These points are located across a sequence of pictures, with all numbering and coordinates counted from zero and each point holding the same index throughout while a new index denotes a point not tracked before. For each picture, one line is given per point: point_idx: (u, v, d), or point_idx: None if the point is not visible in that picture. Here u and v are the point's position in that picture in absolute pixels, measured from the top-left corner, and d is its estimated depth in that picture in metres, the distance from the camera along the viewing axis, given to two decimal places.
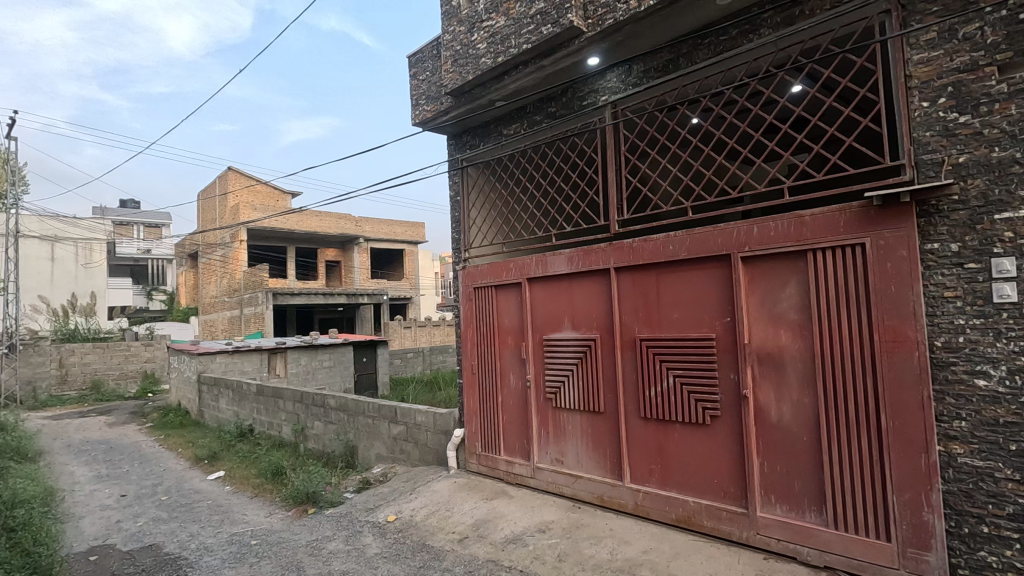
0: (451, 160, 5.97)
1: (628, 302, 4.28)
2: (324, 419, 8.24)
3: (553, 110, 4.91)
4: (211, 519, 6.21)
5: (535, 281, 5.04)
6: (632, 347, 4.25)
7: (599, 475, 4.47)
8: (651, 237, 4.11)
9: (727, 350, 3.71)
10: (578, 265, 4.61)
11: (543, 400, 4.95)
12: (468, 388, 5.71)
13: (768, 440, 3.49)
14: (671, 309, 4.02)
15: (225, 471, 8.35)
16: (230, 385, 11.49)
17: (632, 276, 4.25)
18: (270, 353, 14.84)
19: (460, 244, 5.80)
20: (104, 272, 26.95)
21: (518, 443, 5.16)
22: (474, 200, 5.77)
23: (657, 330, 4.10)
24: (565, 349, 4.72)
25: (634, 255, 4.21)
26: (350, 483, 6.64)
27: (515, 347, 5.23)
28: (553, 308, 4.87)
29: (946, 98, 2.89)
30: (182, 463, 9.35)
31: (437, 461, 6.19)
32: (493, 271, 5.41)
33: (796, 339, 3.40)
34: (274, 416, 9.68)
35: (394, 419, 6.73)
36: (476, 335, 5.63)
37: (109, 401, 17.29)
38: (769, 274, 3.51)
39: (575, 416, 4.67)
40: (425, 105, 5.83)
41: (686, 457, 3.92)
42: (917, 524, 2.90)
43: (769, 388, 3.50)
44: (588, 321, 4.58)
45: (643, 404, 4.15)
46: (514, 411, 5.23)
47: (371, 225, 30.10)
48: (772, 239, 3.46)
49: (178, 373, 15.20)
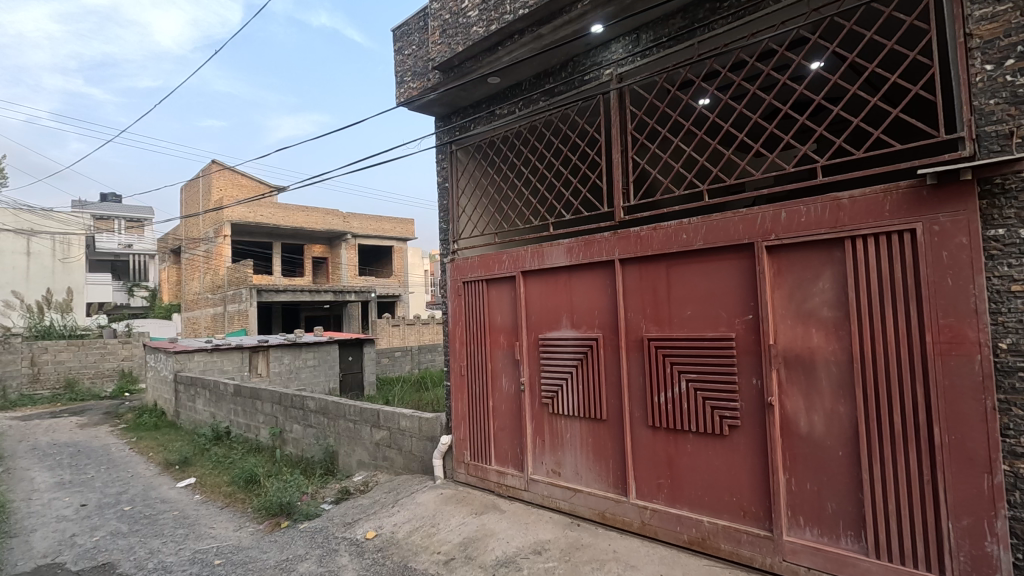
0: (439, 143, 5.51)
1: (635, 298, 3.84)
2: (303, 422, 7.75)
3: (551, 86, 4.47)
4: (175, 533, 5.69)
5: (530, 275, 4.59)
6: (639, 348, 3.81)
7: (600, 489, 4.03)
8: (661, 225, 3.68)
9: (748, 351, 3.28)
10: (578, 257, 4.16)
11: (538, 405, 4.51)
12: (456, 392, 5.25)
13: (797, 454, 3.07)
14: (684, 306, 3.59)
15: (196, 477, 7.82)
16: (207, 385, 10.94)
17: (639, 269, 3.82)
18: (251, 351, 14.28)
19: (448, 235, 5.33)
20: (82, 267, 26.14)
21: (511, 452, 4.72)
22: (463, 187, 5.30)
23: (667, 329, 3.66)
24: (563, 350, 4.27)
25: (642, 245, 3.77)
26: (329, 493, 6.16)
27: (508, 346, 4.78)
28: (550, 305, 4.42)
29: (1015, 60, 2.48)
30: (151, 468, 8.80)
31: (422, 469, 5.72)
32: (484, 264, 4.96)
33: (830, 340, 2.98)
34: (251, 418, 9.16)
35: (377, 424, 6.27)
36: (465, 334, 5.18)
37: (83, 401, 16.61)
38: (798, 266, 3.09)
39: (574, 424, 4.23)
40: (410, 82, 5.36)
41: (699, 471, 3.49)
42: (978, 557, 2.48)
43: (798, 395, 3.08)
44: (588, 319, 4.15)
45: (651, 411, 3.71)
46: (505, 416, 4.79)
47: (360, 221, 29.53)
48: (803, 225, 3.04)
49: (155, 372, 14.58)
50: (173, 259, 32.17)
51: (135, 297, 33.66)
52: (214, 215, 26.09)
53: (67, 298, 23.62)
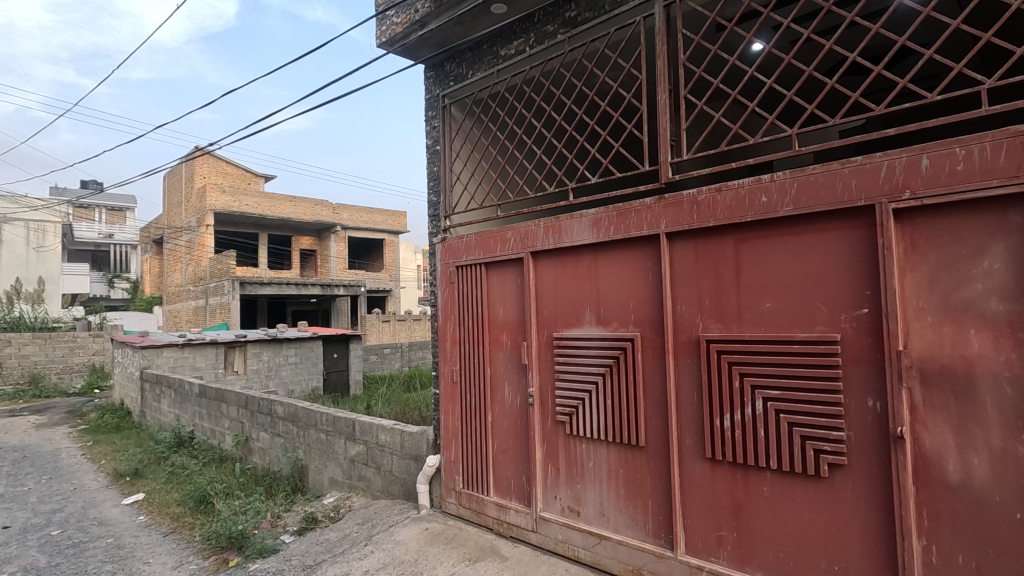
0: (430, 98, 4.51)
1: (688, 285, 2.86)
2: (270, 431, 6.73)
3: (572, 14, 3.48)
4: (99, 571, 4.66)
5: (542, 256, 3.60)
6: (692, 352, 2.84)
7: (635, 538, 3.05)
8: (728, 185, 2.70)
9: (863, 360, 2.31)
10: (607, 232, 3.18)
11: (550, 423, 3.52)
12: (446, 403, 4.25)
13: (942, 512, 2.10)
14: (760, 296, 2.62)
15: (145, 494, 6.77)
16: (172, 384, 9.86)
17: (695, 246, 2.84)
18: (227, 346, 13.16)
19: (439, 209, 4.35)
20: (58, 257, 24.94)
21: (514, 481, 3.74)
22: (458, 149, 4.30)
23: (735, 328, 2.69)
24: (587, 353, 3.30)
25: (700, 213, 2.79)
26: (292, 519, 5.15)
27: (512, 347, 3.79)
28: (568, 294, 3.43)
29: None
30: (99, 479, 7.73)
31: (403, 494, 4.70)
32: (482, 244, 3.96)
33: (1003, 347, 2.00)
34: (216, 422, 8.13)
35: (352, 436, 5.28)
36: (458, 331, 4.18)
37: (47, 398, 15.45)
38: (949, 237, 2.12)
39: (600, 450, 3.25)
40: (394, 16, 4.36)
41: (781, 525, 2.53)
42: None
43: (946, 426, 2.11)
44: (620, 313, 3.17)
45: (710, 439, 2.74)
46: (508, 437, 3.80)
47: (350, 212, 28.33)
48: (960, 176, 2.07)
49: (122, 368, 13.47)
50: (154, 250, 30.78)
51: (115, 289, 32.34)
52: (197, 204, 24.88)
53: (41, 288, 22.40)
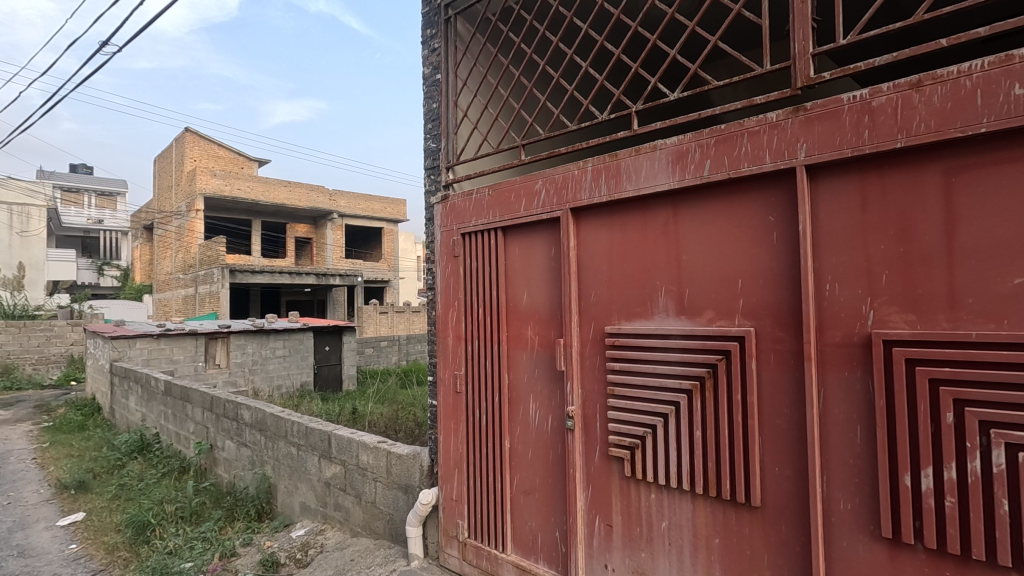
0: (428, 10, 3.37)
1: (847, 250, 1.75)
2: (236, 439, 5.62)
3: None
4: None
5: (588, 215, 2.48)
6: (855, 361, 1.72)
7: None
8: (934, 74, 1.57)
9: None
10: (699, 171, 2.05)
11: (599, 456, 2.40)
12: (446, 420, 3.14)
13: None
14: (997, 267, 1.50)
15: (86, 513, 5.67)
16: (139, 380, 8.74)
17: (862, 185, 1.72)
18: (208, 338, 11.98)
19: (440, 156, 3.23)
20: (43, 242, 23.90)
21: (543, 536, 2.64)
22: (464, 74, 3.17)
23: (941, 325, 1.58)
24: (659, 358, 2.18)
25: (879, 127, 1.66)
26: (248, 560, 4.04)
27: (541, 346, 2.68)
28: (631, 269, 2.31)
29: None
30: (41, 491, 6.63)
31: (389, 534, 3.60)
32: (499, 201, 2.84)
33: None
34: (181, 425, 7.04)
35: (328, 454, 4.18)
36: (463, 323, 3.06)
37: (19, 391, 14.35)
38: None
39: (680, 504, 2.13)
40: None
41: None
42: None
43: None
44: (718, 297, 2.04)
45: (893, 506, 1.63)
46: (534, 474, 2.69)
47: (347, 199, 27.21)
48: None
49: (93, 361, 12.35)
50: (144, 235, 29.52)
51: (105, 277, 31.18)
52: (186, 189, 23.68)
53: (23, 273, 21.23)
